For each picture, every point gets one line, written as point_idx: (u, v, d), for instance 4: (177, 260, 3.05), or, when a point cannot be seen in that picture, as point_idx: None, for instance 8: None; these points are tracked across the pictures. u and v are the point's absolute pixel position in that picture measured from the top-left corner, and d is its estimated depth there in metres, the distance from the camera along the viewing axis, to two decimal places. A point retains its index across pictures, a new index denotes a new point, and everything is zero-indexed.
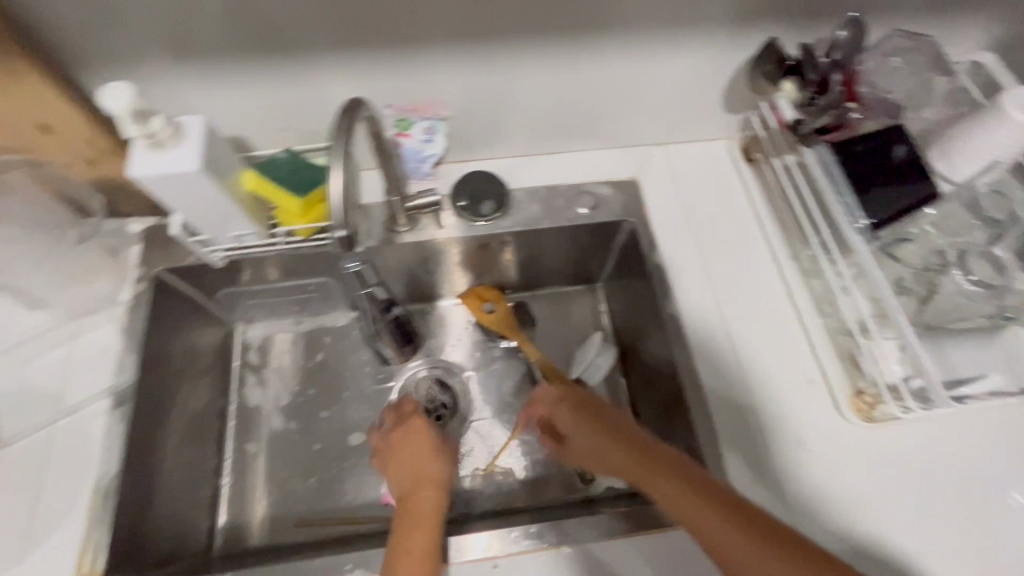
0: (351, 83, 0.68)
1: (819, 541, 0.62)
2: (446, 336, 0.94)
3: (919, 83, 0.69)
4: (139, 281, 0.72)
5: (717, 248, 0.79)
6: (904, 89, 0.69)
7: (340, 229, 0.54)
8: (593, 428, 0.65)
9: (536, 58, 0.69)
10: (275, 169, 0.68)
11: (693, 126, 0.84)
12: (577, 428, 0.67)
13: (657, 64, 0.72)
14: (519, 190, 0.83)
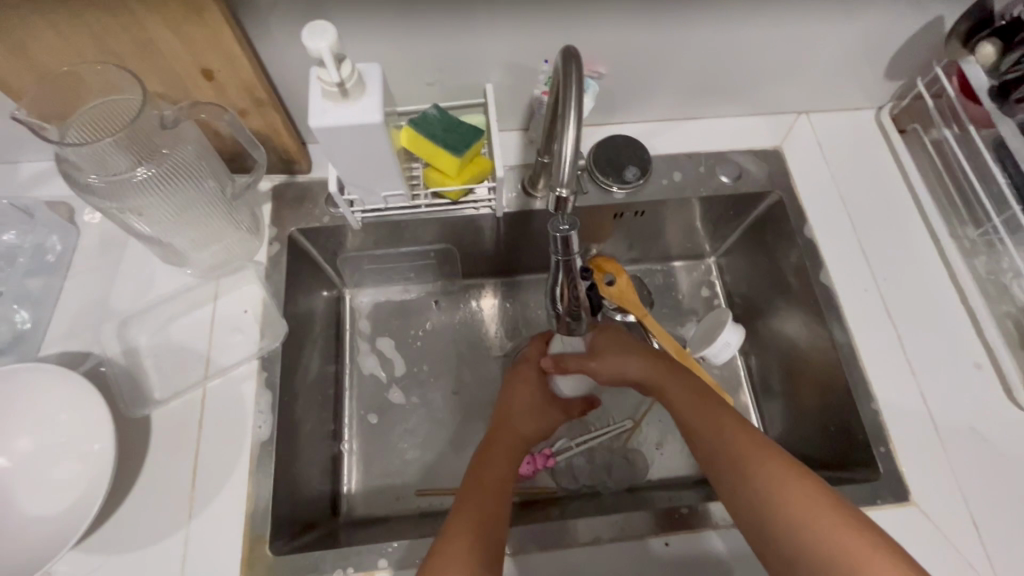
0: (514, 36, 0.64)
1: (990, 527, 0.60)
2: None
3: None
4: (275, 240, 0.70)
5: (868, 222, 0.75)
6: None
7: (568, 189, 0.47)
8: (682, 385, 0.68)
9: (711, 15, 0.64)
10: (428, 125, 0.65)
11: (843, 95, 0.79)
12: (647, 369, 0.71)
13: (835, 26, 0.68)
14: (658, 157, 0.79)
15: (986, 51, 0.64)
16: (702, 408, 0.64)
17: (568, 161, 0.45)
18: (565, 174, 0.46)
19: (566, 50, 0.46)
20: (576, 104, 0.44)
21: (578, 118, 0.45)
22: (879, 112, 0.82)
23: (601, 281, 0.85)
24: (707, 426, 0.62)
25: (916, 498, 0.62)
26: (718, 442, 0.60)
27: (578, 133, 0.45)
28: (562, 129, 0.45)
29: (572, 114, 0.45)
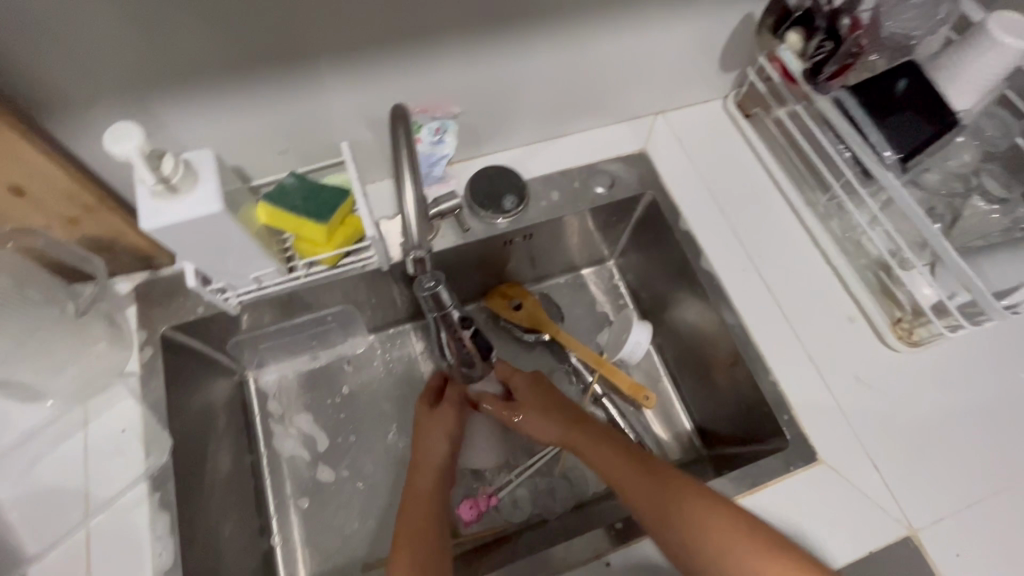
0: (356, 92, 0.63)
1: (889, 465, 0.65)
2: None
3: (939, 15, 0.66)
4: (145, 345, 0.64)
5: (735, 205, 0.80)
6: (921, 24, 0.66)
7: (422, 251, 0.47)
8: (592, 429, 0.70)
9: (544, 41, 0.66)
10: (287, 197, 0.63)
11: (689, 91, 0.84)
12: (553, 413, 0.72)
13: (660, 35, 0.72)
14: (533, 180, 0.80)
15: (793, 38, 0.69)
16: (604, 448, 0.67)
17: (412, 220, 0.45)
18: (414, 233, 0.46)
19: (397, 110, 0.45)
20: (407, 167, 0.44)
21: (413, 176, 0.45)
22: (725, 102, 0.88)
23: (508, 307, 0.87)
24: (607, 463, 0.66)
25: (824, 456, 0.66)
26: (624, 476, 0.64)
27: (416, 195, 0.45)
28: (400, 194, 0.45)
29: (407, 178, 0.45)
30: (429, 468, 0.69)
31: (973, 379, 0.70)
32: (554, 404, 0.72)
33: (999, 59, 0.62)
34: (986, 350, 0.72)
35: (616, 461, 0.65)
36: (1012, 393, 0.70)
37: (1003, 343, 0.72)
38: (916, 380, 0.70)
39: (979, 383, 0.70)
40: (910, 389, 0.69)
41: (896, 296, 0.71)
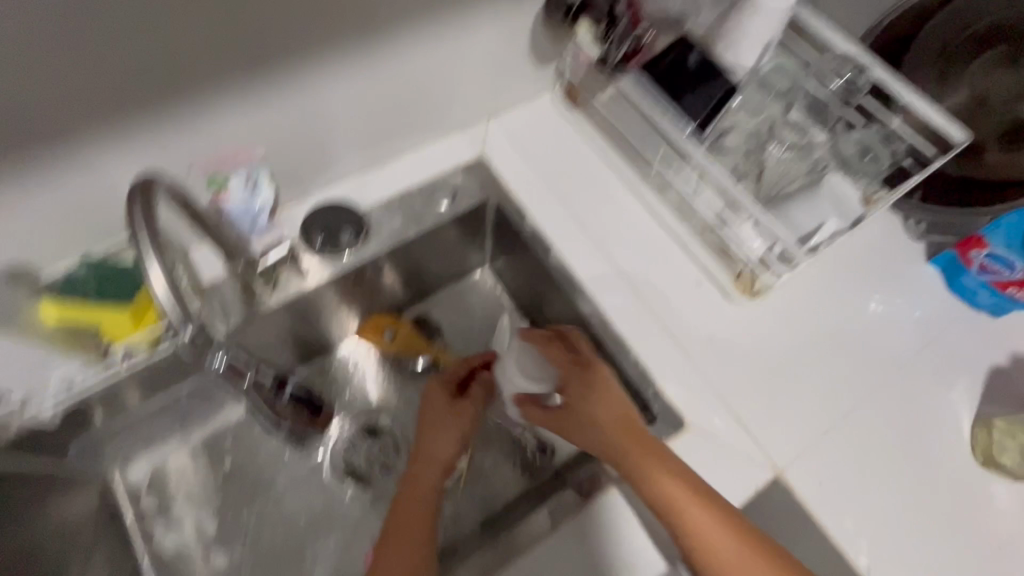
0: (133, 161, 0.59)
1: (750, 415, 0.69)
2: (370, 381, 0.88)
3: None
4: None
5: (577, 195, 0.82)
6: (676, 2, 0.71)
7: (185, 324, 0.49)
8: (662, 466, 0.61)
9: (328, 71, 0.64)
10: (76, 290, 0.59)
11: (513, 91, 0.85)
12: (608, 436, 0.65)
13: (456, 45, 0.72)
14: (371, 209, 0.78)
15: (583, 27, 0.70)
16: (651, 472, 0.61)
17: (166, 300, 0.48)
18: (174, 312, 0.49)
19: (141, 182, 0.48)
20: (148, 243, 0.46)
21: (156, 254, 0.47)
22: (553, 94, 0.89)
23: (381, 340, 0.87)
24: (663, 498, 0.59)
25: (691, 422, 0.68)
26: (685, 509, 0.58)
27: (161, 267, 0.47)
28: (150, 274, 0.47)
29: (150, 257, 0.47)
30: (438, 463, 0.71)
31: (820, 312, 0.76)
32: (613, 404, 0.66)
33: (773, 20, 0.68)
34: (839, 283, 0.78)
35: (681, 494, 0.59)
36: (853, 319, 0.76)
37: (839, 274, 0.79)
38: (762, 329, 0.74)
39: (827, 318, 0.75)
40: (760, 340, 0.73)
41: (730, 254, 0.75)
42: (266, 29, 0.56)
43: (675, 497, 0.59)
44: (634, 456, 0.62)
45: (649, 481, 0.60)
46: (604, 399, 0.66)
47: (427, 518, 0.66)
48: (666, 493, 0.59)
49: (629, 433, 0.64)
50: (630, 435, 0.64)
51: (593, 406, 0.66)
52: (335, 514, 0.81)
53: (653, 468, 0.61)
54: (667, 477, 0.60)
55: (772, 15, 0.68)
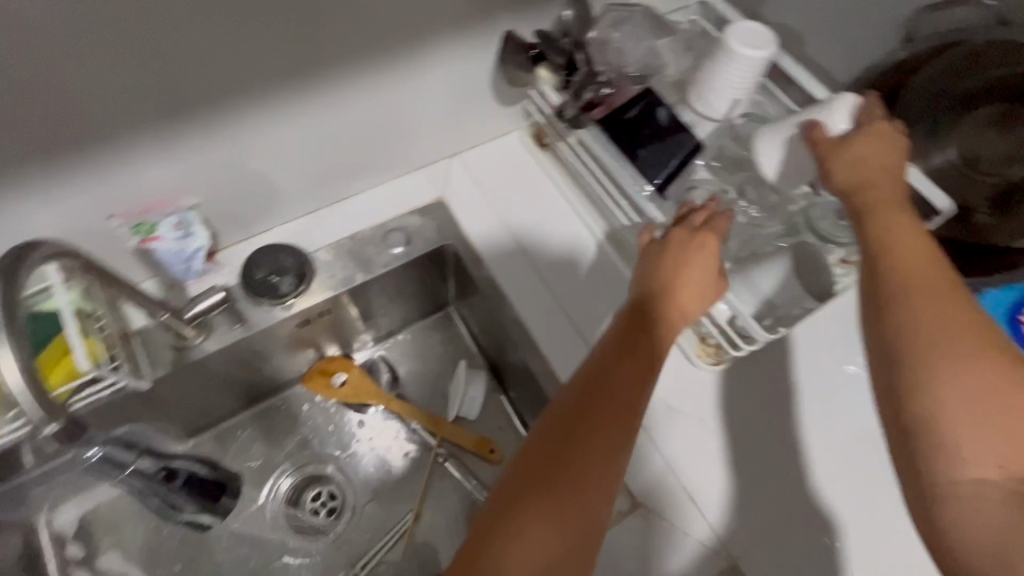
0: (44, 209, 0.55)
1: (708, 493, 0.64)
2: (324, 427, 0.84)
3: (648, 49, 0.68)
4: None
5: (540, 242, 0.78)
6: (637, 59, 0.68)
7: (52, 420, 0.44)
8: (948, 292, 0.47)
9: (262, 113, 0.60)
10: None
11: (478, 129, 0.81)
12: (897, 236, 0.50)
13: (410, 87, 0.67)
14: (320, 252, 0.74)
15: (542, 74, 0.67)
16: (936, 302, 0.46)
17: (22, 396, 0.42)
18: (33, 407, 0.42)
19: (21, 247, 0.43)
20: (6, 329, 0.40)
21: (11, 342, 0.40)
22: (522, 132, 0.85)
23: (330, 385, 0.81)
24: (933, 322, 0.45)
25: (641, 499, 0.64)
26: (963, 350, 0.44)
27: (25, 353, 0.41)
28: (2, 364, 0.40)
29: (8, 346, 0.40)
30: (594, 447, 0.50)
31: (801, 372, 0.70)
32: (689, 300, 0.56)
33: (744, 71, 0.63)
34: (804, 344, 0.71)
35: (934, 330, 0.45)
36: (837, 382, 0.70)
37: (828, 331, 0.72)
38: (729, 397, 0.69)
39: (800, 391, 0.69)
40: (728, 411, 0.68)
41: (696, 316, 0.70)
42: (183, 71, 0.51)
43: (911, 272, 0.48)
44: (626, 374, 0.53)
45: (863, 226, 0.52)
46: (684, 269, 0.57)
47: (626, 342, 0.54)
48: (922, 327, 0.45)
49: (637, 332, 0.55)
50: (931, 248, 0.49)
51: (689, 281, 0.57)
52: (271, 570, 0.76)
53: (926, 288, 0.47)
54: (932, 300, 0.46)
55: (742, 64, 0.63)
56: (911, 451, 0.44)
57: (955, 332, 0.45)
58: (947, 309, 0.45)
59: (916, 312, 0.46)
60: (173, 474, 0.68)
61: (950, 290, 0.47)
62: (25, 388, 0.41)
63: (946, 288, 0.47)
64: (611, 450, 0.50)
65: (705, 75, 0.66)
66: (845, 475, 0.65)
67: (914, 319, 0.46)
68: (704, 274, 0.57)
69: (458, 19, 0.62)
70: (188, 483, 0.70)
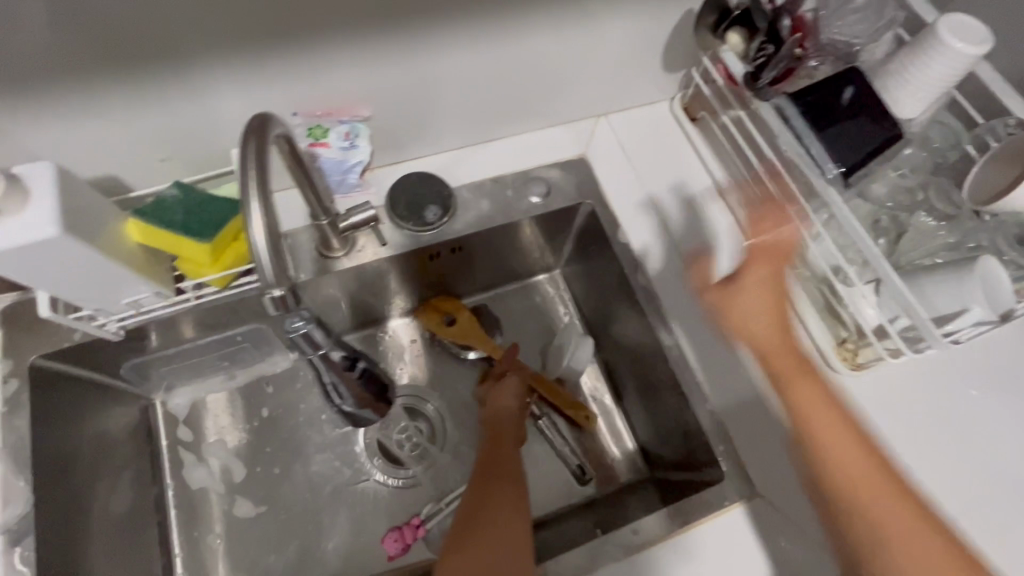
0: (242, 96, 0.56)
1: None
2: (423, 364, 0.85)
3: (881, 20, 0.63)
4: (14, 377, 0.60)
5: (679, 215, 0.76)
6: (859, 33, 0.63)
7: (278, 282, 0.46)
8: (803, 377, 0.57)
9: (454, 35, 0.59)
10: (167, 211, 0.55)
11: (633, 92, 0.79)
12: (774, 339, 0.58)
13: (593, 33, 0.66)
14: (462, 188, 0.74)
15: (733, 39, 0.64)
16: (822, 407, 0.56)
17: (259, 247, 0.44)
18: (263, 261, 0.45)
19: (257, 118, 0.46)
20: (256, 175, 0.44)
21: (258, 195, 0.44)
22: (672, 104, 0.83)
23: (441, 323, 0.82)
24: (824, 428, 0.55)
25: (761, 489, 0.62)
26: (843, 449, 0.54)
27: (264, 207, 0.44)
28: (246, 210, 0.44)
29: (256, 195, 0.44)
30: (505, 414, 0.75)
31: (917, 396, 0.68)
32: (774, 324, 0.59)
33: (950, 65, 0.56)
34: (928, 369, 0.69)
35: (848, 447, 0.54)
36: (953, 410, 0.67)
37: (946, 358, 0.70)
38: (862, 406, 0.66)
39: (915, 413, 0.67)
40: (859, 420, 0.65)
41: (841, 316, 0.68)
42: None
43: (809, 408, 0.56)
44: (791, 369, 0.58)
45: (788, 395, 0.58)
46: (736, 302, 0.61)
47: (793, 354, 0.58)
48: (828, 443, 0.55)
49: (793, 353, 0.58)
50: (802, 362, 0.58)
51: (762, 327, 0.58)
52: (359, 489, 0.78)
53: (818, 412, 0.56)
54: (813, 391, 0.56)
55: (949, 57, 0.55)
56: (845, 522, 0.54)
57: (871, 465, 0.54)
58: (840, 437, 0.55)
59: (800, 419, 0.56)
60: (354, 365, 0.61)
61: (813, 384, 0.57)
62: (262, 238, 0.44)
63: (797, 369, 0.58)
64: (817, 461, 0.56)
65: (884, 56, 0.62)
66: (971, 506, 0.63)
67: (804, 418, 0.56)
68: (765, 296, 0.59)
69: None
70: (364, 377, 0.63)
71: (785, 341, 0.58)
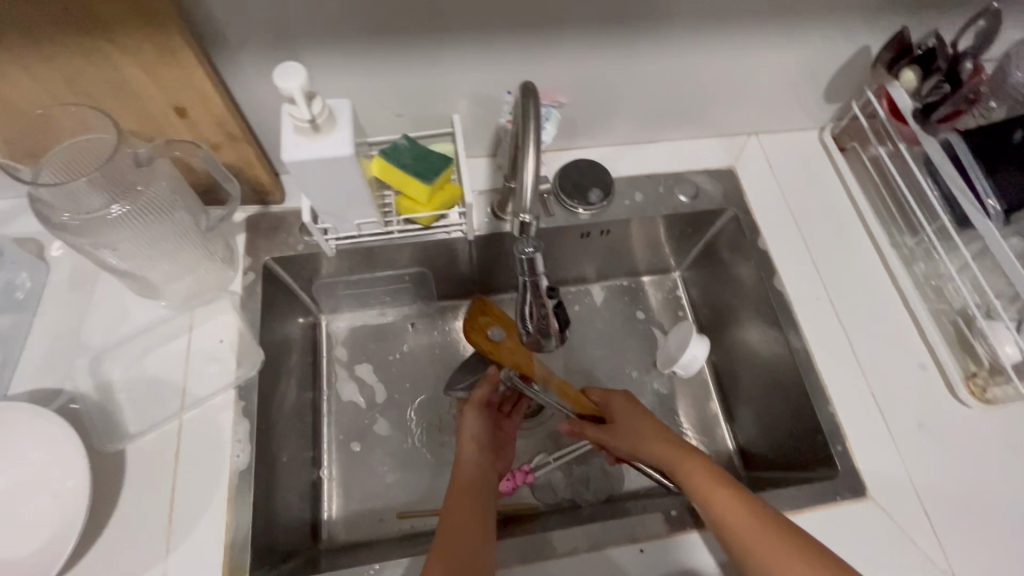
0: (476, 72, 0.68)
1: (941, 516, 0.64)
2: None
3: None
4: (249, 270, 0.72)
5: (817, 233, 0.81)
6: None
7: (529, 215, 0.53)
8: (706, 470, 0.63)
9: (660, 48, 0.69)
10: (400, 155, 0.68)
11: (789, 116, 0.85)
12: (696, 474, 0.63)
13: (775, 57, 0.73)
14: (619, 179, 0.83)
15: (908, 76, 0.70)
16: (701, 474, 0.63)
17: (529, 191, 0.51)
18: (525, 201, 0.52)
19: (526, 86, 0.51)
20: (533, 132, 0.50)
21: (535, 148, 0.50)
22: (822, 132, 0.88)
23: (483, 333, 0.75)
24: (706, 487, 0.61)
25: (874, 493, 0.65)
26: (730, 511, 0.58)
27: (537, 160, 0.50)
28: (522, 158, 0.50)
29: (530, 144, 0.50)
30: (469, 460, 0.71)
31: None
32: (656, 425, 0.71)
33: None
34: None
35: (728, 505, 0.58)
36: None
37: None
38: (981, 440, 0.68)
39: None
40: (975, 450, 0.68)
41: (974, 350, 0.71)
42: None
43: (732, 518, 0.58)
44: (678, 453, 0.66)
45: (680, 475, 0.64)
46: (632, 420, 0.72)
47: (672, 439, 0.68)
48: (710, 497, 0.60)
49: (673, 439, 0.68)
50: (717, 481, 0.61)
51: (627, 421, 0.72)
52: None
53: (700, 474, 0.62)
54: (726, 507, 0.58)
55: None
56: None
57: (752, 521, 0.57)
58: (722, 495, 0.59)
59: (691, 488, 0.62)
60: (555, 294, 0.63)
61: (721, 483, 0.61)
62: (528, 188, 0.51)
63: (717, 479, 0.61)
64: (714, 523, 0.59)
65: None
66: None
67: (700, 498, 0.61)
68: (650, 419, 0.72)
69: (861, 5, 0.66)
70: (559, 309, 0.64)
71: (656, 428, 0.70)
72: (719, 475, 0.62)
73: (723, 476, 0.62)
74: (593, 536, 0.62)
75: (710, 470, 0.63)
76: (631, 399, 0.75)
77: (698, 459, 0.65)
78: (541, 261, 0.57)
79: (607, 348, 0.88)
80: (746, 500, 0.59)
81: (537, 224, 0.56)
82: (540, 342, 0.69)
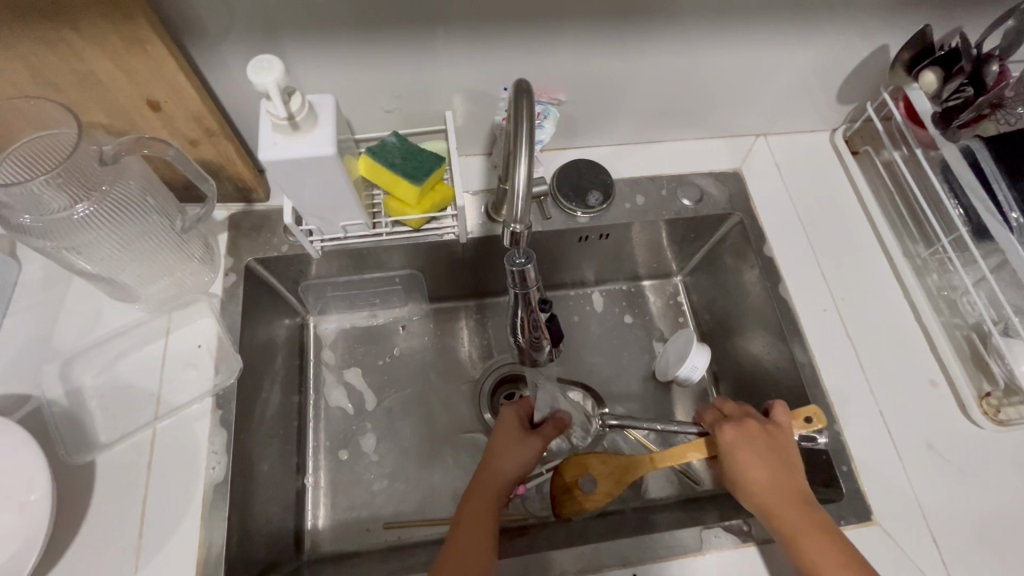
0: (471, 68, 0.65)
1: (950, 542, 0.61)
2: None
3: None
4: (230, 272, 0.69)
5: (826, 241, 0.77)
6: None
7: (521, 224, 0.50)
8: (806, 513, 0.57)
9: (664, 46, 0.65)
10: (388, 153, 0.65)
11: (799, 118, 0.81)
12: (791, 513, 0.57)
13: (786, 57, 0.69)
14: (621, 181, 0.80)
15: (928, 79, 0.66)
16: (798, 514, 0.57)
17: (521, 197, 0.47)
18: (517, 209, 0.48)
19: (520, 85, 0.48)
20: (527, 137, 0.46)
21: (529, 151, 0.46)
22: (833, 134, 0.84)
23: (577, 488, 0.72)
24: (800, 528, 0.56)
25: (878, 517, 0.62)
26: (824, 560, 0.53)
27: (530, 166, 0.46)
28: (514, 165, 0.46)
29: (523, 150, 0.46)
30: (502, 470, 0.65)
31: None
32: (779, 478, 0.60)
33: None
34: None
35: (826, 556, 0.54)
36: None
37: None
38: (993, 462, 0.65)
39: None
40: (986, 475, 0.65)
41: (989, 367, 0.67)
42: None
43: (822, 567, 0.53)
44: (775, 488, 0.59)
45: (768, 508, 0.59)
46: (753, 467, 0.61)
47: (799, 503, 0.58)
48: (804, 540, 0.55)
49: (800, 503, 0.58)
50: (815, 526, 0.56)
51: (746, 448, 0.63)
52: None
53: (794, 514, 0.57)
54: (822, 555, 0.54)
55: None
56: None
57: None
58: (818, 545, 0.54)
59: (785, 528, 0.56)
60: (547, 304, 0.60)
61: (818, 531, 0.55)
62: (521, 196, 0.48)
63: (812, 525, 0.56)
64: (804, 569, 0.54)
65: None
66: None
67: (794, 541, 0.55)
68: (778, 461, 0.61)
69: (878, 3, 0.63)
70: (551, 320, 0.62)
71: (786, 488, 0.59)
72: (818, 522, 0.56)
73: (824, 522, 0.56)
74: (589, 556, 0.60)
75: (810, 510, 0.57)
76: (745, 424, 0.65)
77: (793, 496, 0.59)
78: (533, 272, 0.55)
79: (605, 355, 0.85)
80: (842, 552, 0.54)
81: (529, 235, 0.52)
82: (532, 351, 0.67)
